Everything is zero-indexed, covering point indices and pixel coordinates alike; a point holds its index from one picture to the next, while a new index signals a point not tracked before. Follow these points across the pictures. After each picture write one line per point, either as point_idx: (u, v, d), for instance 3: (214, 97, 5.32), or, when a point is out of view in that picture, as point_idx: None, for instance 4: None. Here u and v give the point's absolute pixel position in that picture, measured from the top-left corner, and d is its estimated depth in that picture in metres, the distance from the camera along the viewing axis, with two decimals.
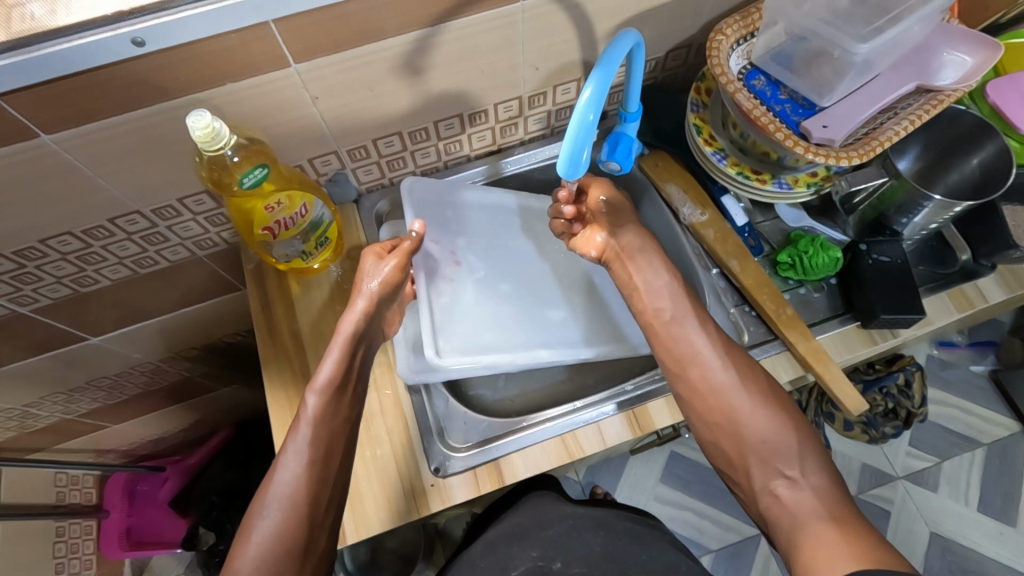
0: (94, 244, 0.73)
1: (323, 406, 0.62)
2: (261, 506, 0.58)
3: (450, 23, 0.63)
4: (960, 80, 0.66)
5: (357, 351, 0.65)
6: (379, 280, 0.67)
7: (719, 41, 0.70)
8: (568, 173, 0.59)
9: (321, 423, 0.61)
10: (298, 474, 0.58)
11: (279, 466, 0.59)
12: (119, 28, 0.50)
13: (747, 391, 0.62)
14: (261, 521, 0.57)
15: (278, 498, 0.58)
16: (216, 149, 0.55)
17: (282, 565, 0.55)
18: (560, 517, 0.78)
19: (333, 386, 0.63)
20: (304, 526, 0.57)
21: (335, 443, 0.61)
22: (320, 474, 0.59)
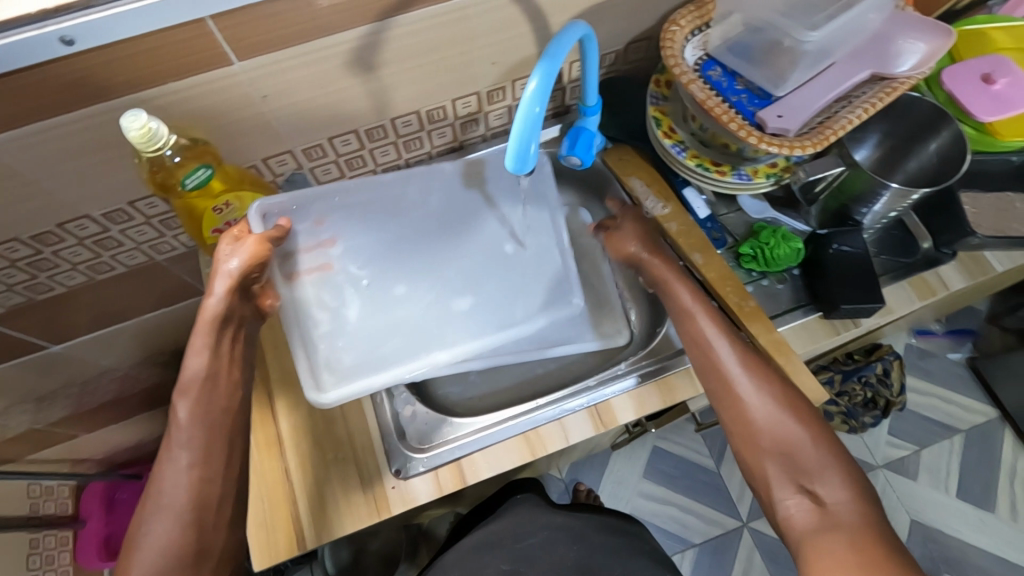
0: (45, 250, 0.72)
1: (198, 401, 0.57)
2: (152, 509, 0.53)
3: (399, 17, 0.62)
4: (915, 67, 0.67)
5: (225, 336, 0.60)
6: (238, 258, 0.61)
7: (673, 33, 0.69)
8: (518, 168, 0.59)
9: (195, 427, 0.56)
10: (183, 479, 0.53)
11: (163, 473, 0.54)
12: (45, 27, 0.49)
13: (766, 400, 0.60)
14: (151, 529, 0.52)
15: (170, 505, 0.53)
16: (155, 150, 0.55)
17: (177, 567, 0.51)
18: (536, 528, 0.79)
19: (207, 379, 0.58)
20: (195, 525, 0.53)
21: (220, 446, 0.56)
22: (205, 473, 0.55)
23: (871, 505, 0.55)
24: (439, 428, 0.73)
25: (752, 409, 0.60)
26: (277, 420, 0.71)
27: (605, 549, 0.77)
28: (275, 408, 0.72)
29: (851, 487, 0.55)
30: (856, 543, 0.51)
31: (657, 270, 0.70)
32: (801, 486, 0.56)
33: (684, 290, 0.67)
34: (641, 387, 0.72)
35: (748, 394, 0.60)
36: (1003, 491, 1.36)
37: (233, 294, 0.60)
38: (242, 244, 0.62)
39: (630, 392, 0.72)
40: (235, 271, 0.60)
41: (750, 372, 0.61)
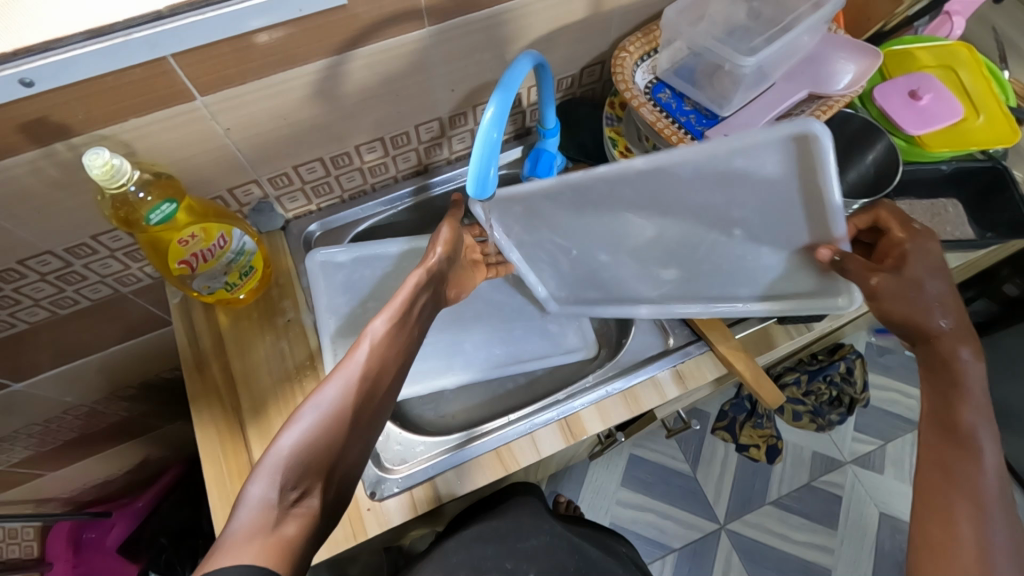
0: (6, 288, 0.71)
1: (388, 335, 0.58)
2: (309, 406, 0.51)
3: (359, 50, 0.64)
4: (848, 86, 0.71)
5: (413, 307, 0.62)
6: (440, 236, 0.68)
7: (622, 58, 0.74)
8: (478, 193, 0.60)
9: (380, 352, 0.57)
10: (347, 390, 0.53)
11: (333, 377, 0.54)
12: (4, 70, 0.49)
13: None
14: (299, 424, 0.50)
15: (325, 408, 0.51)
16: (118, 186, 0.55)
17: (313, 470, 0.48)
18: (538, 530, 0.81)
19: (395, 327, 0.59)
20: (334, 444, 0.50)
21: (357, 423, 0.52)
22: (338, 438, 0.50)
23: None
24: (412, 448, 0.73)
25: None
26: (250, 450, 0.72)
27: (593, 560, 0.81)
28: (248, 436, 0.73)
29: None
30: None
31: (935, 350, 0.58)
32: None
33: (980, 423, 0.55)
34: (608, 398, 0.74)
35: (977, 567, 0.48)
36: None
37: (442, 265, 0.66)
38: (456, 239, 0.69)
39: (597, 404, 0.74)
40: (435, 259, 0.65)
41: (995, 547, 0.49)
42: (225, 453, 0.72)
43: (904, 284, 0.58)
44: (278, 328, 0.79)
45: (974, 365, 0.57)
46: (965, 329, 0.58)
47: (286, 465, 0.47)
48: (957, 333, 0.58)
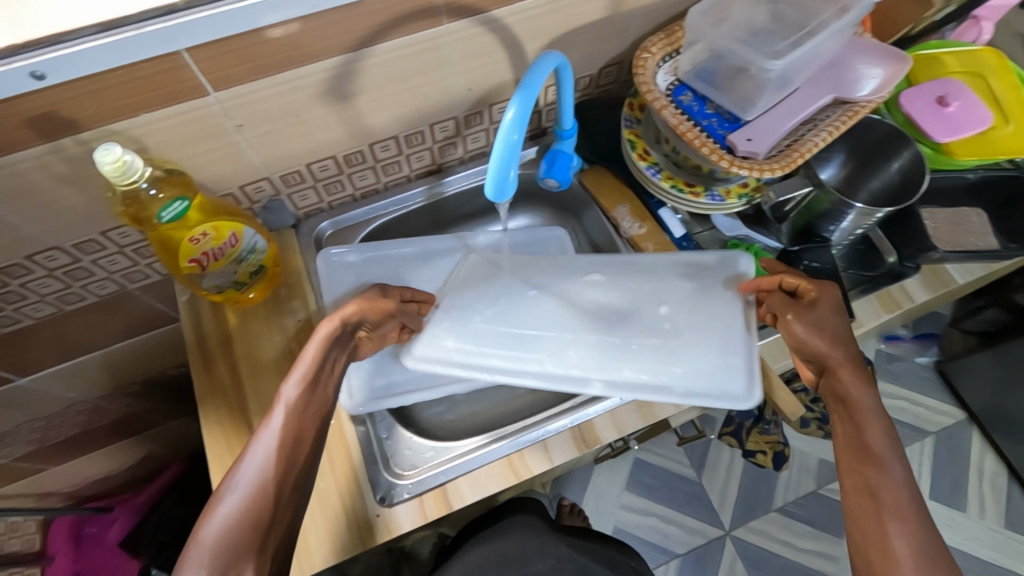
0: (12, 283, 0.70)
1: (298, 410, 0.57)
2: (222, 495, 0.51)
3: (375, 46, 0.62)
4: (874, 92, 0.70)
5: (326, 365, 0.61)
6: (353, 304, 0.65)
7: (644, 59, 0.72)
8: (496, 196, 0.59)
9: (291, 422, 0.56)
10: (262, 467, 0.53)
11: (246, 457, 0.54)
12: (13, 62, 0.48)
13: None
14: (221, 509, 0.50)
15: (241, 489, 0.51)
16: (128, 183, 0.54)
17: (240, 548, 0.49)
18: (543, 555, 0.82)
19: (305, 400, 0.58)
20: (257, 520, 0.50)
21: (283, 488, 0.53)
22: (264, 505, 0.51)
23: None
24: (423, 453, 0.72)
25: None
26: None
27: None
28: (255, 437, 0.71)
29: None
30: None
31: (841, 383, 0.59)
32: None
33: (887, 443, 0.56)
34: (623, 406, 0.73)
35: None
36: (973, 489, 1.40)
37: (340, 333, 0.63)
38: (374, 300, 0.66)
39: (611, 411, 0.72)
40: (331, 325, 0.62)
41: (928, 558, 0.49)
42: (232, 455, 0.70)
43: (828, 322, 0.61)
44: (287, 328, 0.78)
45: (868, 390, 0.58)
46: (863, 359, 0.61)
47: (212, 553, 0.48)
48: (856, 364, 0.60)
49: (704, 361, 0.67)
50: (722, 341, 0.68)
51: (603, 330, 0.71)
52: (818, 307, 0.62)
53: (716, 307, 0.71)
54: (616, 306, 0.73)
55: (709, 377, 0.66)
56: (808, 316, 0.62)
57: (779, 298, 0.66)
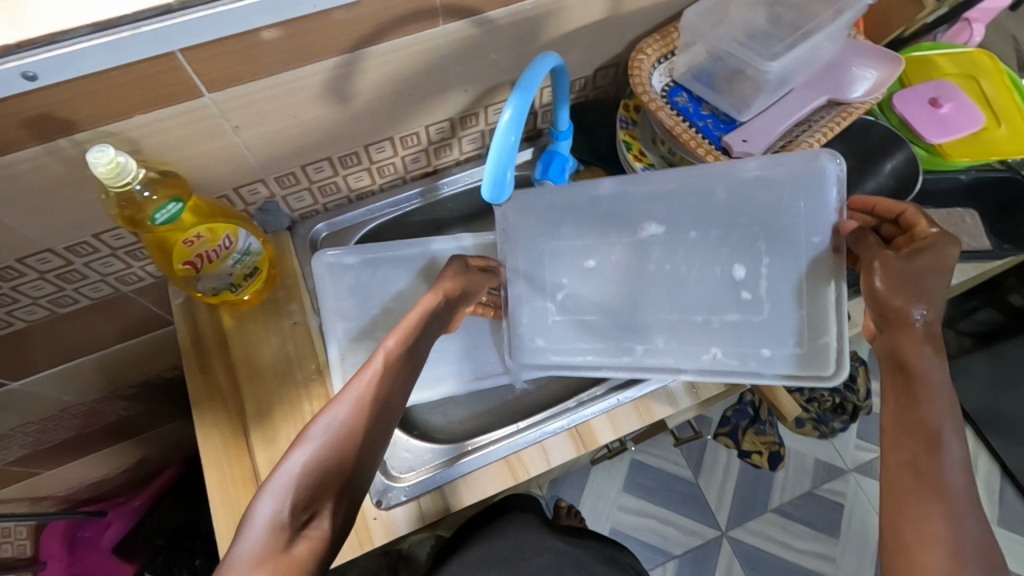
0: (5, 286, 0.69)
1: (394, 365, 0.55)
2: (309, 431, 0.48)
3: (373, 48, 0.62)
4: (868, 93, 0.70)
5: (423, 329, 0.60)
6: (444, 278, 0.65)
7: (639, 61, 0.72)
8: (494, 198, 0.59)
9: (386, 379, 0.53)
10: (353, 407, 0.50)
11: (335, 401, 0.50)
12: (6, 63, 0.47)
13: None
14: (307, 443, 0.47)
15: (330, 426, 0.48)
16: (123, 185, 0.53)
17: (314, 492, 0.45)
18: (541, 551, 0.81)
19: (401, 359, 0.56)
20: (346, 459, 0.47)
21: (375, 436, 0.50)
22: (357, 449, 0.48)
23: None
24: (421, 455, 0.72)
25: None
26: (253, 455, 0.70)
27: None
28: (252, 440, 0.71)
29: None
30: None
31: (905, 349, 0.52)
32: None
33: (945, 421, 0.48)
34: (619, 407, 0.73)
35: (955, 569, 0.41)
36: (967, 489, 1.41)
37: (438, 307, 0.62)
38: (460, 273, 0.67)
39: (608, 412, 0.72)
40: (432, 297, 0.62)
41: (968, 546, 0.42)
42: (229, 459, 0.70)
43: (913, 269, 0.54)
44: (284, 331, 0.77)
45: (931, 357, 0.51)
46: (941, 329, 0.53)
47: (290, 490, 0.44)
48: (932, 333, 0.53)
49: (790, 341, 0.65)
50: (811, 320, 0.65)
51: (679, 310, 0.69)
52: (914, 258, 0.54)
53: (797, 256, 0.66)
54: (677, 268, 0.70)
55: (794, 357, 0.65)
56: (888, 257, 0.55)
57: (875, 239, 0.59)
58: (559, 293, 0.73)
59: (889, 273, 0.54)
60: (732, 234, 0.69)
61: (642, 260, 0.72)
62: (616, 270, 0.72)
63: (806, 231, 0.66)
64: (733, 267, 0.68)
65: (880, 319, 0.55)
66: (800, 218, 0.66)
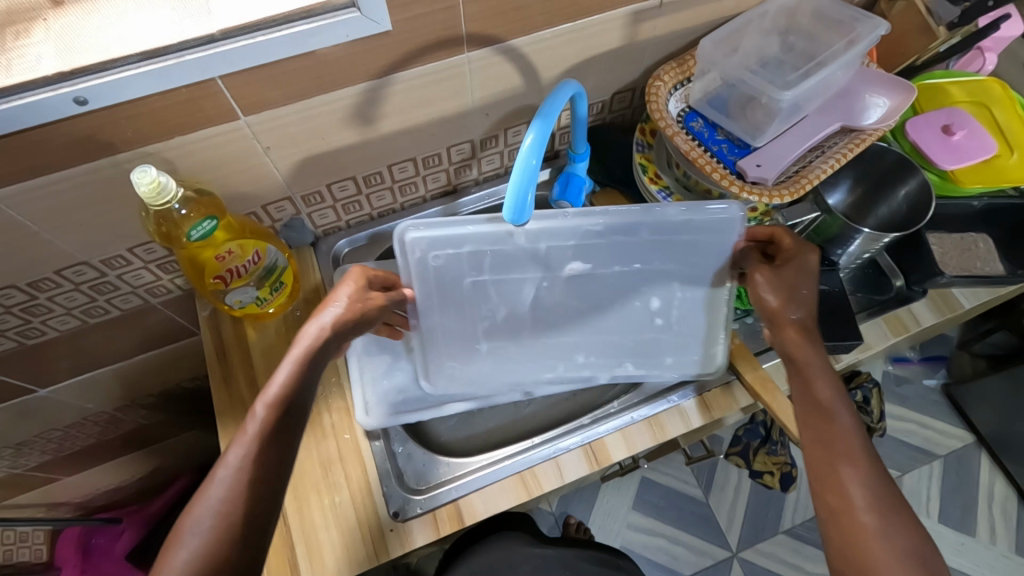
0: (40, 296, 0.72)
1: (274, 423, 0.52)
2: (187, 529, 0.46)
3: (399, 74, 0.65)
4: (881, 120, 0.71)
5: (317, 363, 0.59)
6: (337, 308, 0.62)
7: (656, 87, 0.74)
8: (514, 218, 0.62)
9: (267, 442, 0.51)
10: (235, 491, 0.48)
11: (211, 482, 0.48)
12: (60, 88, 0.50)
13: (896, 535, 0.46)
14: (188, 539, 0.45)
15: (210, 517, 0.46)
16: (162, 203, 0.56)
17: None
18: (526, 557, 0.79)
19: (287, 398, 0.55)
20: (244, 521, 0.47)
21: (269, 500, 0.49)
22: (243, 524, 0.47)
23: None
24: (436, 469, 0.73)
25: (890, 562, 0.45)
26: None
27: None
28: None
29: None
30: None
31: (791, 345, 0.61)
32: None
33: (832, 392, 0.56)
34: (632, 425, 0.74)
35: (880, 524, 0.47)
36: (982, 515, 1.39)
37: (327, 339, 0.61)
38: (358, 298, 0.64)
39: (622, 430, 0.73)
40: (317, 331, 0.60)
41: (879, 501, 0.48)
42: None
43: (783, 279, 0.64)
44: None
45: (807, 346, 0.60)
46: (814, 323, 0.62)
47: None
48: (806, 326, 0.62)
49: (676, 354, 0.78)
50: (705, 334, 0.77)
51: (599, 334, 0.79)
52: (783, 269, 0.64)
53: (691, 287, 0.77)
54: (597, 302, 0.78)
55: (688, 362, 0.77)
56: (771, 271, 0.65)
57: (756, 255, 0.69)
58: (495, 312, 0.77)
59: (769, 283, 0.64)
60: (649, 270, 0.76)
61: (591, 292, 0.78)
62: (562, 287, 0.76)
63: (707, 266, 0.75)
64: (649, 298, 0.78)
65: (766, 323, 0.64)
66: (708, 255, 0.75)
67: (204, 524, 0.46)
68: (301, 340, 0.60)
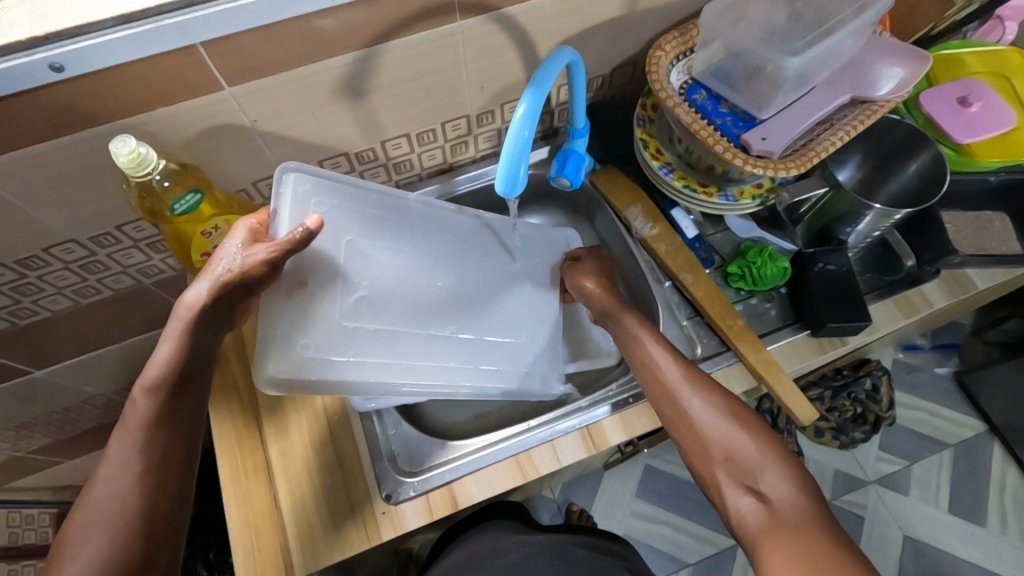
0: (30, 275, 0.71)
1: (159, 407, 0.52)
2: (80, 530, 0.47)
3: (388, 44, 0.62)
4: (893, 91, 0.68)
5: (202, 336, 0.54)
6: (234, 261, 0.52)
7: (658, 57, 0.71)
8: (507, 191, 0.58)
9: (153, 427, 0.51)
10: (129, 484, 0.49)
11: (99, 478, 0.49)
12: (35, 54, 0.49)
13: (707, 404, 0.59)
14: (79, 552, 0.46)
15: (101, 514, 0.48)
16: (143, 175, 0.54)
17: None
18: (513, 544, 0.76)
19: (167, 383, 0.52)
20: (138, 520, 0.48)
21: (164, 488, 0.50)
22: (139, 517, 0.48)
23: (819, 509, 0.51)
24: (430, 450, 0.72)
25: (707, 422, 0.58)
26: (266, 446, 0.70)
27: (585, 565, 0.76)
28: (264, 431, 0.71)
29: (796, 482, 0.53)
30: (805, 527, 0.50)
31: (599, 302, 0.72)
32: (746, 486, 0.54)
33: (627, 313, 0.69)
34: (632, 407, 0.72)
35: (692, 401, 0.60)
36: (994, 505, 1.36)
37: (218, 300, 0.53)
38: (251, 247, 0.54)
39: (621, 413, 0.72)
40: (200, 301, 0.53)
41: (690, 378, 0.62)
42: (242, 448, 0.70)
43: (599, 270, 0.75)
44: None
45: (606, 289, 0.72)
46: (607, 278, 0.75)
47: None
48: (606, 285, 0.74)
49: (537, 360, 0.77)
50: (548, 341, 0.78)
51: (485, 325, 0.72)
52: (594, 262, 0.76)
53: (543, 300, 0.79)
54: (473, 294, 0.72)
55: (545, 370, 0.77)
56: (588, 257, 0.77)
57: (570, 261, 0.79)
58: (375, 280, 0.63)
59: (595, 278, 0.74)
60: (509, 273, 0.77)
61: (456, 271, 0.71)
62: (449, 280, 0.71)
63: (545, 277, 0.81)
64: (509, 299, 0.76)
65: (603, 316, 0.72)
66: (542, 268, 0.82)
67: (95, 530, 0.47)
68: (179, 310, 0.53)
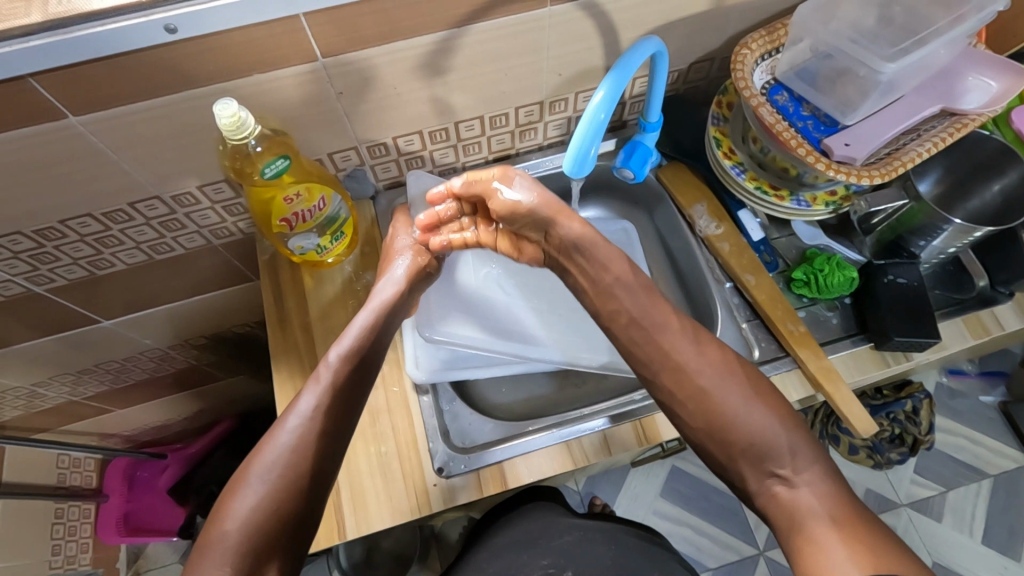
0: (113, 228, 0.74)
1: (347, 375, 0.62)
2: (256, 472, 0.54)
3: (476, 24, 0.63)
4: (985, 104, 0.66)
5: (380, 333, 0.67)
6: (404, 262, 0.72)
7: (743, 55, 0.70)
8: (574, 172, 0.60)
9: (335, 396, 0.60)
10: (307, 441, 0.57)
11: (281, 429, 0.57)
12: (152, 15, 0.51)
13: (733, 390, 0.60)
14: (252, 489, 0.53)
15: (275, 464, 0.55)
16: (241, 139, 0.56)
17: (270, 534, 0.52)
18: (568, 527, 0.77)
19: (350, 361, 0.63)
20: (310, 471, 0.55)
21: (343, 429, 0.60)
22: (324, 447, 0.57)
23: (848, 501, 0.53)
24: (483, 428, 0.73)
25: (738, 418, 0.58)
26: None
27: (637, 550, 0.76)
28: None
29: (823, 478, 0.55)
30: (846, 525, 0.50)
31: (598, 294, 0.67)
32: (771, 472, 0.56)
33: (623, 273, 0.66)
34: None
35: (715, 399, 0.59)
36: None
37: (374, 328, 0.67)
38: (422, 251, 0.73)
39: None
40: (389, 292, 0.69)
41: (713, 366, 0.61)
42: None
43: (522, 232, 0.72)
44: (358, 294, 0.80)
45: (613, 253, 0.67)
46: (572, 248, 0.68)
47: (245, 530, 0.51)
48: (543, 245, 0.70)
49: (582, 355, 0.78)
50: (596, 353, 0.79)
51: (530, 337, 0.79)
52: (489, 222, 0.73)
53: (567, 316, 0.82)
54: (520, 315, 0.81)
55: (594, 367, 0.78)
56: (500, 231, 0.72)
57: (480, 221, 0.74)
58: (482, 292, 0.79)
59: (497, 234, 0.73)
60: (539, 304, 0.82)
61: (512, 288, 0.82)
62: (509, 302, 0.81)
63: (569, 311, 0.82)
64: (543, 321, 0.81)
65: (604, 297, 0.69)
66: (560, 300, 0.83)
67: (264, 478, 0.54)
68: (372, 303, 0.68)
